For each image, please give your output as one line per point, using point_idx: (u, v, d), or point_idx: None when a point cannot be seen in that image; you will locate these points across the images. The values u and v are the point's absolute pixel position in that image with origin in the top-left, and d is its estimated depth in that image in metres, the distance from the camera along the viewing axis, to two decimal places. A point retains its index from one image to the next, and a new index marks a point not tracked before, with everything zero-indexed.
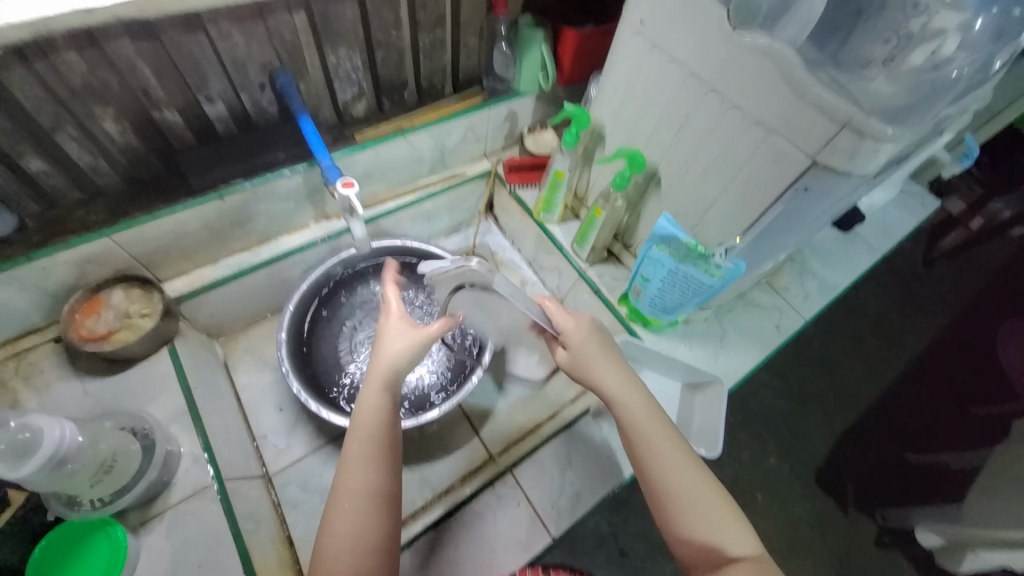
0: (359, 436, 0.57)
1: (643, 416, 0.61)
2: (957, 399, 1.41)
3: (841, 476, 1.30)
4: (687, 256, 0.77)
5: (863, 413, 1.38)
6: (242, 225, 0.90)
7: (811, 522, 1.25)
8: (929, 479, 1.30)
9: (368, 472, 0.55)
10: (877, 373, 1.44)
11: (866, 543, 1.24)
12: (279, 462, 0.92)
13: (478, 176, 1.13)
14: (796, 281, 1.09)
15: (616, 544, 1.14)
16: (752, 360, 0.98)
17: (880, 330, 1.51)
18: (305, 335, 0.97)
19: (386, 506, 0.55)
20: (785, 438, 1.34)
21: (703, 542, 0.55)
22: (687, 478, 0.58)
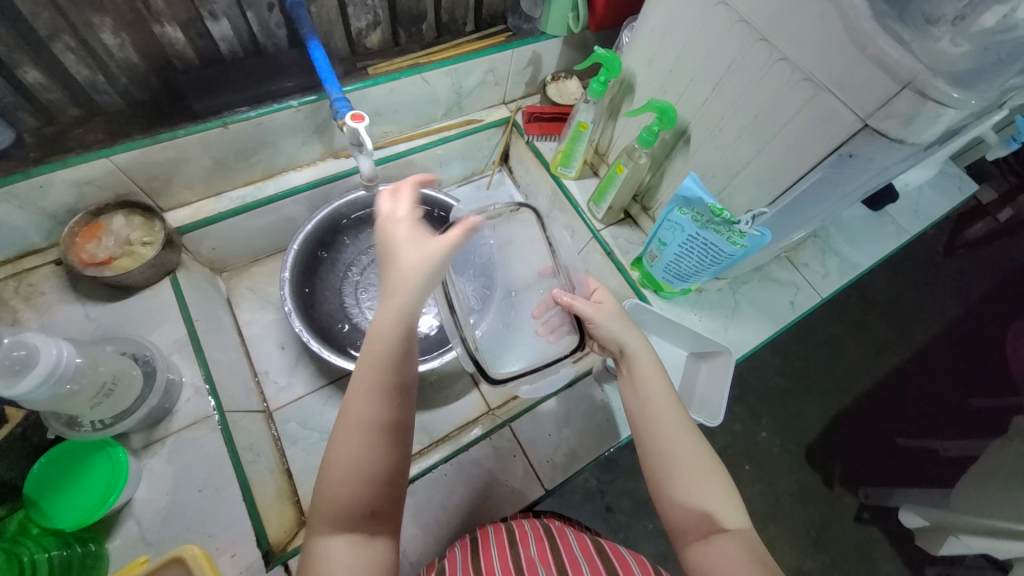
0: (372, 361, 0.52)
1: (651, 384, 0.61)
2: (958, 389, 1.40)
3: (832, 455, 1.32)
4: (709, 223, 0.73)
5: (863, 395, 1.38)
6: (247, 157, 0.87)
7: (797, 496, 1.28)
8: (916, 464, 1.32)
9: (377, 403, 0.51)
10: (882, 358, 1.42)
11: (848, 519, 1.27)
12: (280, 399, 0.92)
13: (495, 124, 1.07)
14: (817, 258, 1.05)
15: (603, 500, 1.17)
16: (761, 334, 0.96)
17: (891, 315, 1.48)
18: (308, 276, 0.94)
19: (397, 441, 0.53)
20: (782, 415, 1.34)
21: (693, 511, 0.54)
22: (685, 447, 0.57)
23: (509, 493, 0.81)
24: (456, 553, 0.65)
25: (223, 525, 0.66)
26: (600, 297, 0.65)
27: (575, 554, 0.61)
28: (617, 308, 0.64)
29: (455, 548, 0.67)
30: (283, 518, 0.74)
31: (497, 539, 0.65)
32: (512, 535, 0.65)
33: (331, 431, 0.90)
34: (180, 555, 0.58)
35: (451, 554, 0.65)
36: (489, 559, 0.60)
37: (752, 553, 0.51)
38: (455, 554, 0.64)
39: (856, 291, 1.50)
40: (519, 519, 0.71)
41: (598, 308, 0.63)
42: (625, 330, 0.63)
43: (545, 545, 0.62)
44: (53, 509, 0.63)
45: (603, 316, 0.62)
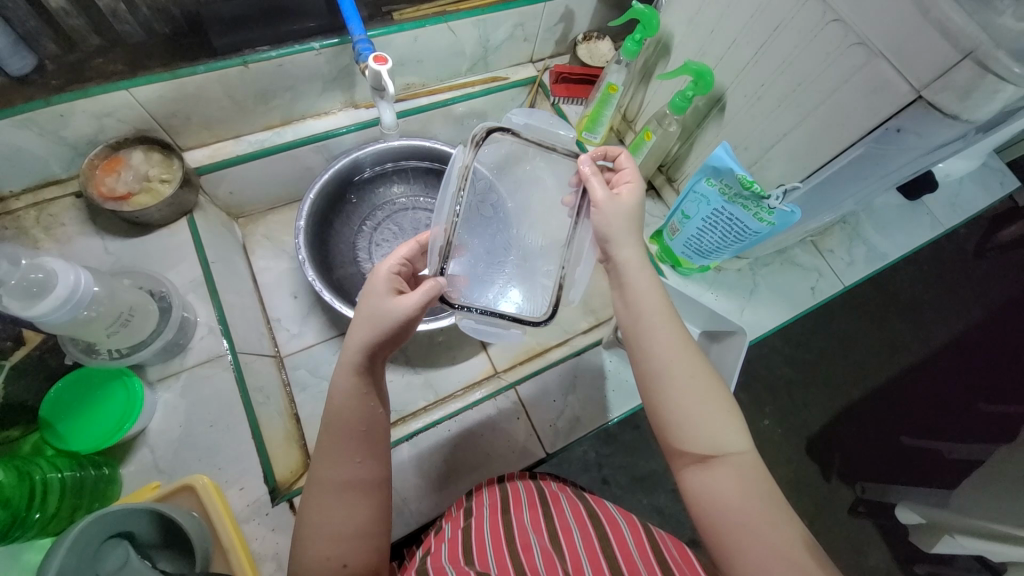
0: (336, 419, 0.54)
1: (649, 295, 0.57)
2: (969, 394, 1.38)
3: (834, 448, 1.31)
4: (737, 196, 0.70)
5: (872, 390, 1.36)
6: (267, 100, 0.85)
7: (794, 484, 1.28)
8: (920, 463, 1.31)
9: (342, 457, 0.53)
10: (896, 355, 1.40)
11: (842, 509, 1.28)
12: (290, 346, 0.92)
13: (521, 82, 1.03)
14: (844, 244, 1.01)
15: (599, 472, 1.18)
16: (778, 319, 0.93)
17: (912, 312, 1.44)
18: (323, 228, 0.93)
19: (369, 494, 0.53)
20: (786, 402, 1.34)
21: (690, 433, 0.53)
22: (682, 365, 0.55)
23: (509, 454, 0.82)
24: (450, 521, 0.65)
25: (232, 459, 0.68)
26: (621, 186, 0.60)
27: (569, 522, 0.61)
28: (635, 203, 0.59)
29: (450, 517, 0.67)
30: (290, 459, 0.76)
31: (490, 505, 0.65)
32: (504, 501, 0.66)
33: None
34: (191, 484, 0.63)
35: (445, 524, 0.66)
36: (482, 524, 0.61)
37: (747, 478, 0.52)
38: (448, 524, 0.65)
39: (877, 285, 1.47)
40: (512, 481, 0.71)
41: (616, 199, 0.59)
42: (626, 233, 0.58)
43: (537, 514, 0.62)
44: (68, 432, 0.65)
45: (617, 209, 0.58)
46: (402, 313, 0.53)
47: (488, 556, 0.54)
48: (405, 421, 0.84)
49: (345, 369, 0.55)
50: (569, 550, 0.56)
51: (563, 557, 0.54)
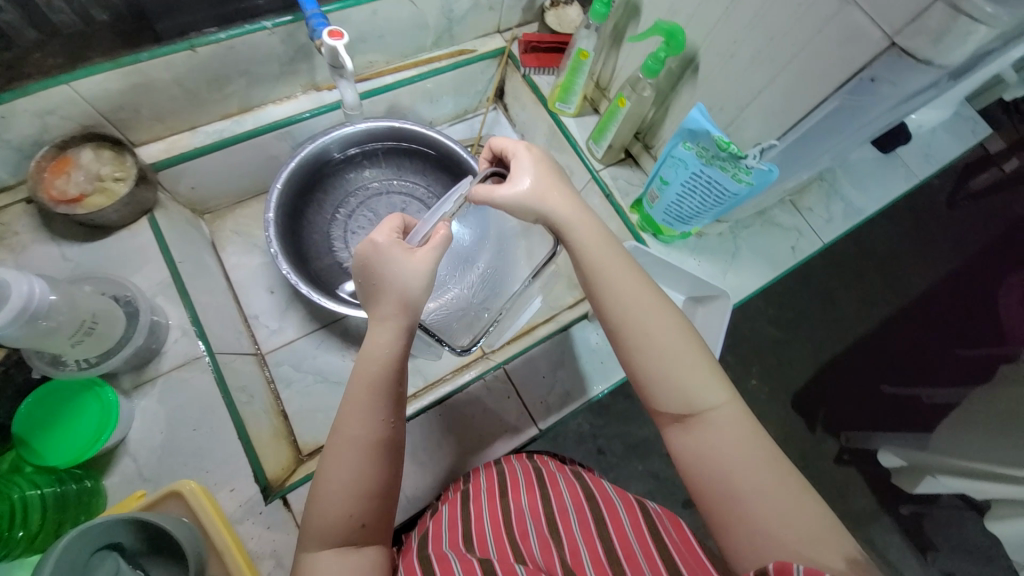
0: (366, 382, 0.53)
1: (591, 244, 0.58)
2: (944, 340, 1.42)
3: (817, 401, 1.35)
4: (714, 158, 0.70)
5: (851, 343, 1.40)
6: (221, 86, 0.80)
7: (780, 438, 1.33)
8: (901, 409, 1.34)
9: (370, 421, 0.52)
10: (874, 307, 1.43)
11: (826, 458, 1.32)
12: (271, 343, 0.89)
13: (490, 54, 0.99)
14: (822, 201, 1.01)
15: (594, 444, 1.20)
16: (761, 280, 0.93)
17: (887, 265, 1.47)
18: (292, 219, 0.89)
19: (389, 456, 0.52)
20: (770, 362, 1.38)
21: (667, 392, 0.53)
22: (641, 314, 0.55)
23: (503, 433, 0.82)
24: (448, 503, 0.66)
25: (219, 461, 0.67)
26: (516, 169, 0.60)
27: (566, 507, 0.60)
28: (539, 179, 0.59)
29: (448, 498, 0.68)
30: (280, 455, 0.73)
31: (489, 488, 0.65)
32: (501, 483, 0.65)
33: (326, 374, 0.88)
34: (178, 490, 0.61)
35: (444, 506, 0.67)
36: (480, 512, 0.61)
37: (728, 433, 0.51)
38: (445, 506, 0.66)
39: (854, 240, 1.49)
40: (509, 460, 0.71)
41: (508, 183, 0.59)
42: (547, 192, 0.59)
43: (535, 496, 0.62)
44: (43, 447, 0.63)
45: (517, 189, 0.59)
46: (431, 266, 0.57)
47: (489, 546, 0.55)
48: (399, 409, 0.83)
49: (380, 335, 0.55)
50: (569, 542, 0.56)
51: (561, 546, 0.55)
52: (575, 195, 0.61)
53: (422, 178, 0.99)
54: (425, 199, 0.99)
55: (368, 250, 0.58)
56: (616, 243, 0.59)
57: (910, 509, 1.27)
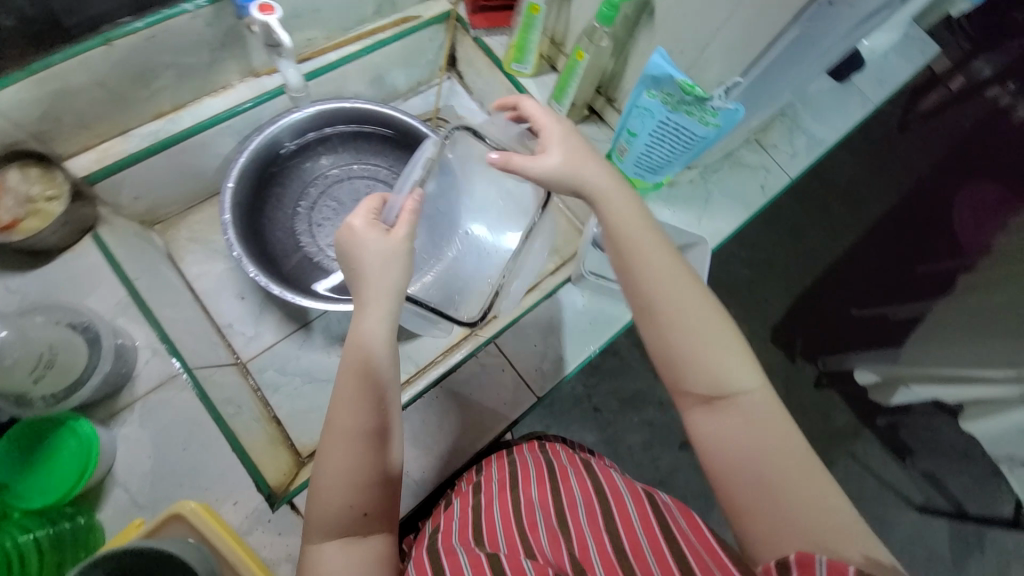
0: (353, 373, 0.52)
1: (630, 223, 0.58)
2: (907, 257, 1.48)
3: (795, 332, 1.41)
4: (680, 103, 0.69)
5: (820, 273, 1.46)
6: (148, 82, 0.74)
7: (764, 372, 1.39)
8: (868, 327, 1.40)
9: (359, 412, 0.50)
10: (839, 236, 1.49)
11: (806, 383, 1.39)
12: (250, 350, 0.82)
13: (437, 18, 0.93)
14: (786, 137, 1.02)
15: (591, 403, 1.23)
16: (736, 222, 0.94)
17: (846, 193, 1.53)
18: (252, 217, 0.84)
19: (383, 446, 0.51)
20: (747, 300, 1.43)
21: (696, 374, 0.53)
22: (677, 297, 0.55)
23: (501, 407, 0.82)
24: (460, 495, 0.68)
25: (217, 477, 0.66)
26: (546, 143, 0.61)
27: (575, 500, 0.62)
28: (568, 154, 0.60)
29: (460, 491, 0.70)
30: (279, 462, 0.70)
31: (499, 481, 0.66)
32: (512, 477, 0.66)
33: (315, 373, 0.82)
34: (179, 512, 0.59)
35: (456, 498, 0.69)
36: (492, 504, 0.62)
37: (759, 416, 0.52)
38: (457, 498, 0.67)
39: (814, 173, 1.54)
40: (521, 453, 0.72)
41: (542, 159, 0.59)
42: (583, 169, 0.59)
43: (545, 488, 0.63)
44: (26, 490, 0.60)
45: (551, 169, 0.59)
46: (404, 242, 0.56)
47: (498, 534, 0.56)
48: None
49: (366, 319, 0.53)
50: (575, 530, 0.57)
51: (568, 535, 0.56)
52: (612, 169, 0.61)
53: (382, 157, 0.94)
54: (389, 178, 0.95)
55: (346, 236, 0.56)
56: (652, 223, 0.59)
57: (886, 419, 1.36)
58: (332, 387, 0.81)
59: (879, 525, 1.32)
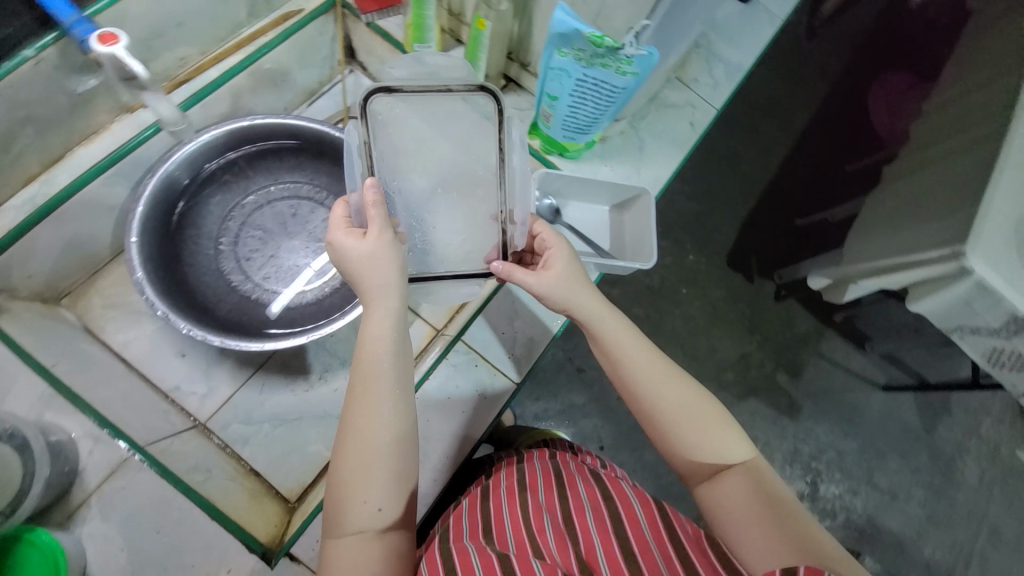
0: (366, 374, 0.54)
1: (627, 345, 0.64)
2: (834, 159, 1.54)
3: (748, 254, 1.48)
4: (593, 58, 0.66)
5: (762, 193, 1.51)
6: (4, 146, 0.65)
7: (726, 298, 1.46)
8: (814, 234, 1.50)
9: (371, 412, 0.53)
10: (772, 154, 1.53)
11: (767, 299, 1.46)
12: (207, 408, 0.77)
13: (320, 9, 0.85)
14: (704, 69, 1.01)
15: (572, 364, 1.30)
16: (673, 164, 0.94)
17: (771, 110, 1.57)
18: (169, 266, 0.76)
19: (400, 449, 0.53)
20: (699, 234, 1.48)
21: (700, 456, 0.59)
22: (673, 396, 0.61)
23: (484, 403, 0.80)
24: (469, 497, 0.70)
25: (200, 553, 0.63)
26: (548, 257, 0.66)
27: (582, 503, 0.64)
28: (569, 269, 0.64)
29: (472, 492, 0.71)
30: (267, 514, 0.67)
31: (507, 486, 0.68)
32: (520, 481, 0.68)
33: (283, 416, 0.77)
34: None
35: (467, 499, 0.70)
36: (501, 510, 0.63)
37: (761, 487, 0.57)
38: (466, 500, 0.69)
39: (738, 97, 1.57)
40: (529, 459, 0.73)
41: (544, 276, 0.63)
42: (576, 291, 0.64)
43: (553, 492, 0.65)
44: None
45: (552, 285, 0.63)
46: (382, 242, 0.56)
47: (507, 538, 0.58)
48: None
49: (377, 321, 0.56)
50: (582, 533, 0.59)
51: (576, 542, 0.58)
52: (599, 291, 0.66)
53: (299, 172, 0.87)
54: (313, 193, 0.87)
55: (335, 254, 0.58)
56: (642, 336, 0.65)
57: (843, 314, 1.45)
58: (306, 421, 0.77)
59: (854, 411, 1.43)
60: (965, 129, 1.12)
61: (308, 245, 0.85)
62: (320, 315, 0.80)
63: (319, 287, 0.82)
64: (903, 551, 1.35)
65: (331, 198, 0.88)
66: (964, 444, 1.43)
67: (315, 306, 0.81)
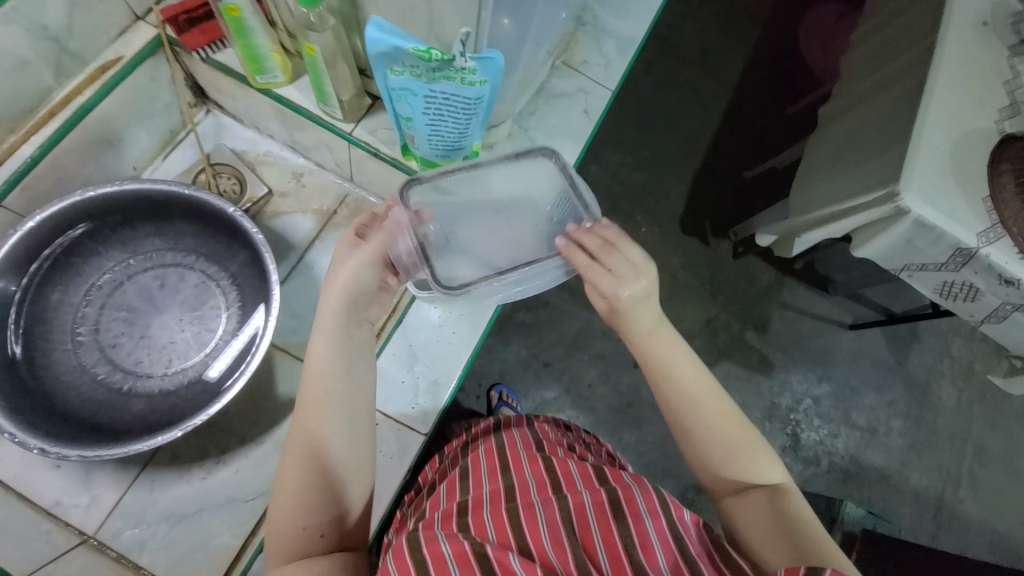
0: (315, 391, 0.55)
1: (683, 367, 0.57)
2: (776, 103, 1.48)
3: (700, 215, 1.40)
4: (430, 73, 0.57)
5: (706, 150, 1.44)
6: None
7: (686, 266, 1.36)
8: (764, 185, 1.44)
9: (324, 423, 0.54)
10: (711, 110, 1.46)
11: (725, 258, 1.38)
12: (93, 520, 0.70)
13: (144, 50, 0.75)
14: (594, 47, 0.94)
15: (539, 359, 1.19)
16: (571, 159, 0.87)
17: (703, 64, 1.49)
18: (16, 379, 0.68)
19: (350, 466, 0.54)
20: (648, 204, 1.38)
21: (728, 474, 0.56)
22: (714, 413, 0.56)
23: (392, 456, 0.76)
24: (448, 481, 0.66)
25: None
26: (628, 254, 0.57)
27: (569, 481, 0.60)
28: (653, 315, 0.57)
29: (447, 477, 0.67)
30: None
31: (489, 470, 0.64)
32: (501, 457, 0.65)
33: (179, 510, 0.72)
34: None
35: (443, 485, 0.66)
36: (486, 493, 0.59)
37: (786, 511, 0.53)
38: (444, 485, 0.65)
39: (669, 55, 1.49)
40: (508, 432, 0.72)
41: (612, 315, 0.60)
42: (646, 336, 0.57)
43: (539, 465, 0.63)
44: None
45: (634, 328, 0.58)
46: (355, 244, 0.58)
47: (490, 524, 0.54)
48: (256, 527, 0.71)
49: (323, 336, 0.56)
50: (577, 519, 0.55)
51: (571, 535, 0.54)
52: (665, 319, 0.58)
53: (155, 239, 0.79)
54: (176, 259, 0.80)
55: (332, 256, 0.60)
56: (693, 353, 0.59)
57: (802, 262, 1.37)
58: (208, 513, 0.72)
59: (826, 354, 1.36)
60: (886, 61, 1.04)
61: (181, 317, 0.78)
62: (203, 394, 0.74)
63: (200, 364, 0.77)
64: (888, 484, 1.30)
65: (198, 260, 0.80)
66: (937, 368, 1.38)
67: (195, 385, 0.75)
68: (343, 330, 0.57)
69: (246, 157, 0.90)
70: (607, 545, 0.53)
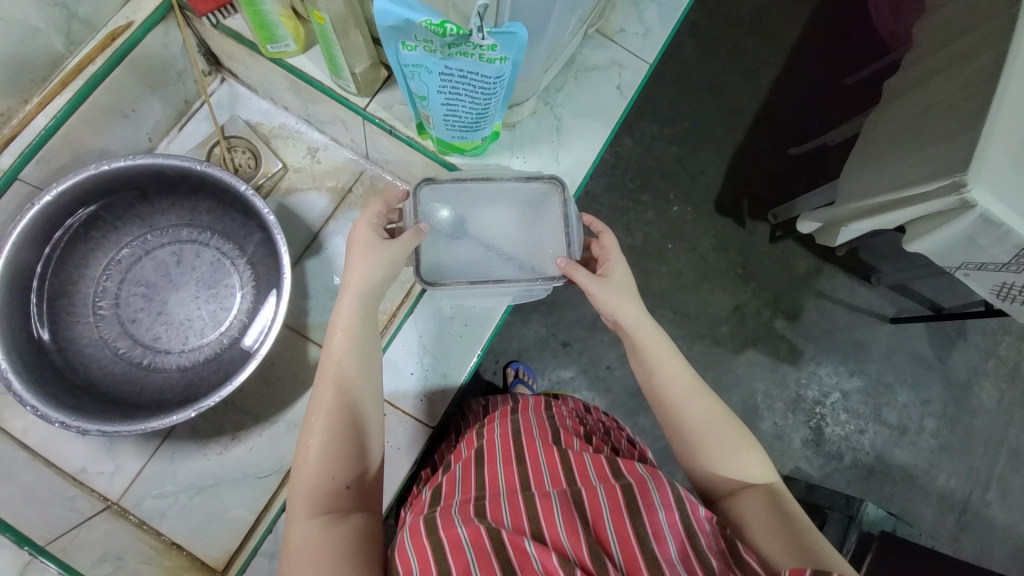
0: (341, 343, 0.55)
1: (658, 350, 0.62)
2: (832, 70, 1.34)
3: (738, 194, 1.30)
4: (446, 48, 0.52)
5: (750, 123, 1.32)
6: None
7: (717, 248, 1.28)
8: (812, 165, 1.32)
9: (351, 372, 0.54)
10: (759, 78, 1.33)
11: (762, 242, 1.29)
12: (117, 487, 0.75)
13: (153, 15, 0.71)
14: (632, 12, 0.84)
15: (557, 339, 1.16)
16: (599, 141, 0.80)
17: (757, 25, 1.35)
18: (41, 356, 0.70)
19: (371, 422, 0.54)
20: (682, 181, 1.29)
21: (719, 472, 0.58)
22: (697, 408, 0.59)
23: (399, 438, 0.80)
24: (461, 461, 0.64)
25: None
26: (607, 270, 0.65)
27: (585, 464, 0.57)
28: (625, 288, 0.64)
29: (461, 455, 0.65)
30: None
31: (502, 451, 0.61)
32: (516, 440, 0.62)
33: (197, 482, 0.76)
34: None
35: (457, 463, 0.64)
36: (497, 477, 0.57)
37: (779, 508, 0.54)
38: (458, 464, 0.63)
39: (719, 15, 1.35)
40: (525, 414, 0.68)
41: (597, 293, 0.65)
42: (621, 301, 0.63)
43: (554, 454, 0.58)
44: None
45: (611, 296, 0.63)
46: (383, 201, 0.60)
47: (504, 512, 0.51)
48: (268, 503, 0.74)
49: (354, 288, 0.57)
50: (591, 505, 0.51)
51: (585, 522, 0.50)
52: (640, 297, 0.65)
53: (170, 214, 0.78)
54: (190, 236, 0.79)
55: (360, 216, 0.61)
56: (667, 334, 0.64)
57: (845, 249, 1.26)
58: (223, 487, 0.75)
59: (860, 348, 1.28)
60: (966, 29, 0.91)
61: (196, 294, 0.79)
62: (217, 372, 0.75)
63: (216, 341, 0.77)
64: (914, 483, 1.24)
65: (213, 235, 0.79)
66: (981, 367, 1.28)
67: (210, 362, 0.76)
68: (370, 288, 0.57)
69: (260, 130, 0.87)
70: (621, 537, 0.49)
